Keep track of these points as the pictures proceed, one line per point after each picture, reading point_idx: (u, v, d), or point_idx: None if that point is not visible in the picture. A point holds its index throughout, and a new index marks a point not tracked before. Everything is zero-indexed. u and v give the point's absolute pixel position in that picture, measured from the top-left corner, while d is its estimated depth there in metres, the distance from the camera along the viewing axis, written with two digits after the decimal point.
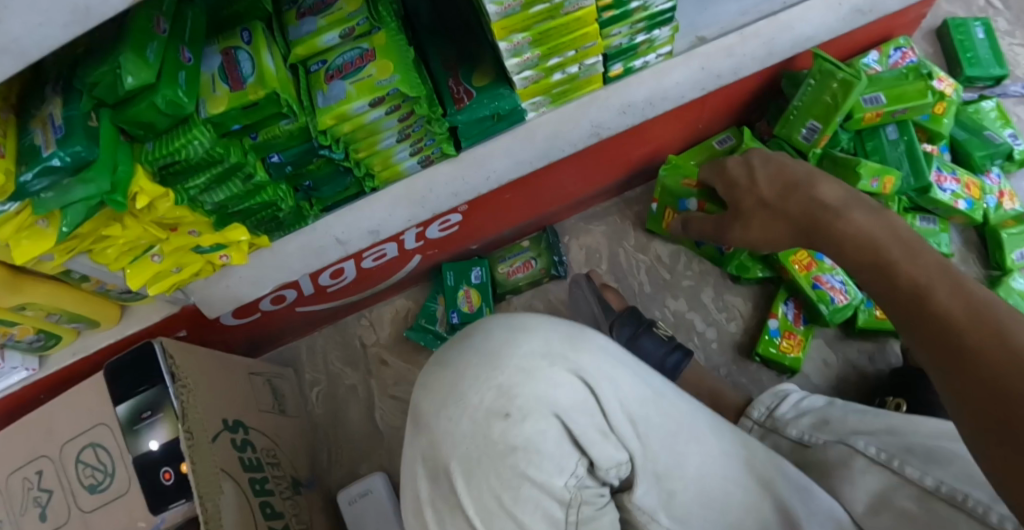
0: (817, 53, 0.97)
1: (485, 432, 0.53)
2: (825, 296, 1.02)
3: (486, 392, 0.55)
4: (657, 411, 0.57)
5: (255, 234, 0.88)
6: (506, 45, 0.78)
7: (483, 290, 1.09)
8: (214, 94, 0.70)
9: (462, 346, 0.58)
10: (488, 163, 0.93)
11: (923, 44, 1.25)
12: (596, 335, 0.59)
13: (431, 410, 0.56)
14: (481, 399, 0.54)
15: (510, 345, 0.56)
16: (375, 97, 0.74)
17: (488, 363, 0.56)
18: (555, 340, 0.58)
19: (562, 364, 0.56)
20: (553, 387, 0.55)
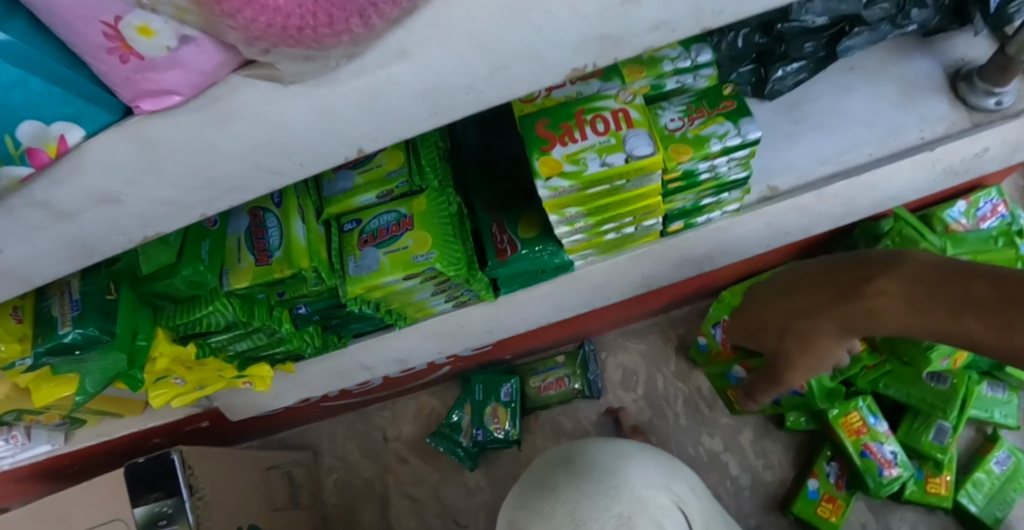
0: (900, 213, 0.89)
1: None
2: (873, 466, 0.94)
3: (607, 520, 0.59)
4: None
5: (281, 364, 0.84)
6: (557, 218, 0.70)
7: (511, 410, 1.05)
8: (238, 264, 0.67)
9: (575, 464, 0.64)
10: (527, 305, 0.87)
11: (1012, 177, 1.14)
12: (682, 477, 0.69)
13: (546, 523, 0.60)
14: (602, 525, 0.59)
15: (620, 472, 0.64)
16: (409, 273, 0.68)
17: (605, 486, 0.61)
18: (654, 472, 0.66)
19: (667, 496, 0.64)
20: (663, 517, 0.62)
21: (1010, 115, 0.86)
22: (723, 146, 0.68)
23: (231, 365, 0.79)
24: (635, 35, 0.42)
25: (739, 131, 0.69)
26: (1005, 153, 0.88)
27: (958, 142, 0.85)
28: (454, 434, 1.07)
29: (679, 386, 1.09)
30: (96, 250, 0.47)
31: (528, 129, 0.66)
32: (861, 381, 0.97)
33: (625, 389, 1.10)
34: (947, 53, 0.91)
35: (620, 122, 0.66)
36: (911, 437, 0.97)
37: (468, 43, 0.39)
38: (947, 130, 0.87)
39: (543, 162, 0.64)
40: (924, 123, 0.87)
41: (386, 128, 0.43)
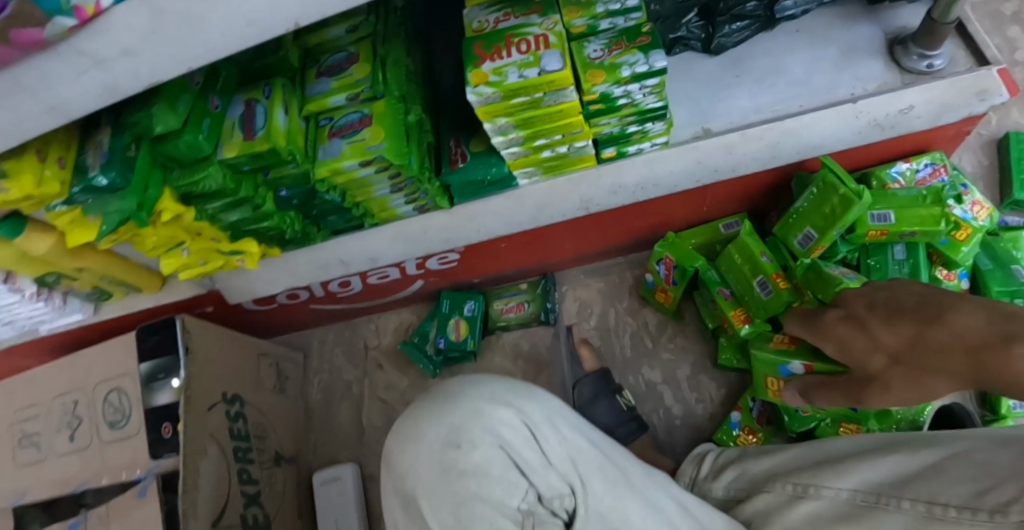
0: (824, 162, 0.94)
1: (443, 458, 0.69)
2: (789, 402, 1.01)
3: (441, 429, 0.70)
4: (587, 453, 0.72)
5: (268, 246, 1.01)
6: (490, 126, 0.84)
7: (472, 323, 1.16)
8: (230, 140, 0.83)
9: (432, 396, 0.74)
10: (479, 219, 0.99)
11: (979, 155, 1.18)
12: (539, 390, 0.75)
13: (400, 448, 0.72)
14: (437, 434, 0.70)
15: (467, 395, 0.73)
16: (364, 159, 0.83)
17: (446, 407, 0.72)
18: (503, 391, 0.74)
19: (509, 407, 0.72)
20: (499, 425, 0.70)
21: (940, 77, 0.92)
22: (632, 72, 0.81)
23: (225, 236, 0.95)
24: None
25: (647, 60, 0.81)
26: (933, 114, 0.93)
27: (881, 97, 0.91)
28: (421, 343, 1.20)
29: (629, 321, 1.18)
30: (111, 97, 0.62)
31: (467, 48, 0.80)
32: None
33: (579, 320, 1.19)
34: (890, 22, 0.98)
35: (541, 44, 0.79)
36: None
37: None
38: (877, 88, 0.93)
39: (474, 73, 0.78)
40: (857, 82, 0.94)
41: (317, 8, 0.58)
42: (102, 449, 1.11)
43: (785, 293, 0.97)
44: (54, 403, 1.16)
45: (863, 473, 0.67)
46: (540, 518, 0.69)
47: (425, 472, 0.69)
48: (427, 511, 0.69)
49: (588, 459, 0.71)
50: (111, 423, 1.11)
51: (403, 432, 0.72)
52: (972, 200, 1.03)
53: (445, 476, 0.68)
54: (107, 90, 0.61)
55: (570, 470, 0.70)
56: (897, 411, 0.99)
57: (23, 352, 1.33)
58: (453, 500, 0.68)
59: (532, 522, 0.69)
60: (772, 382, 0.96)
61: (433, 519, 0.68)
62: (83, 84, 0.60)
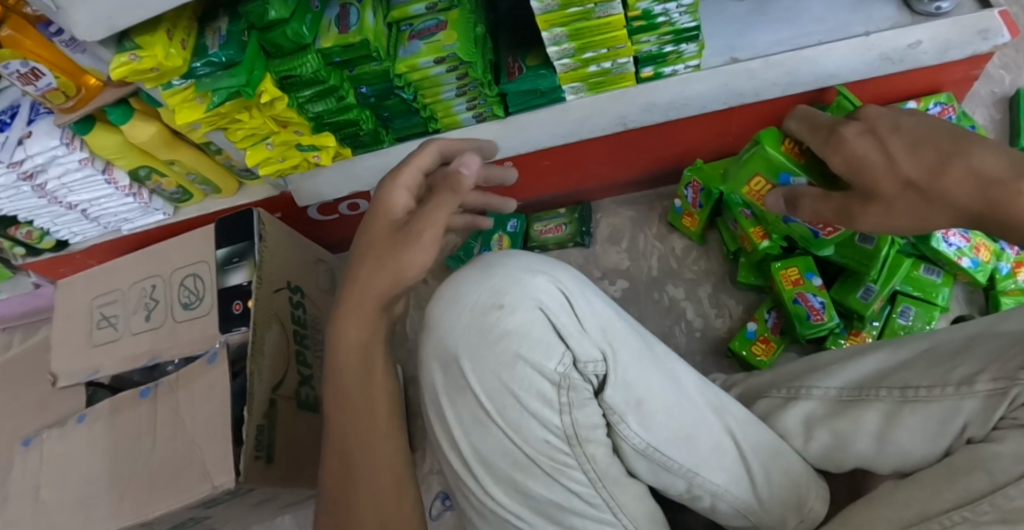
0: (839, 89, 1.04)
1: (484, 319, 0.61)
2: (801, 312, 1.11)
3: (483, 292, 0.62)
4: (621, 332, 0.64)
5: (341, 146, 1.15)
6: (548, 36, 0.97)
7: (514, 239, 1.29)
8: (327, 34, 0.97)
9: (470, 265, 0.66)
10: (529, 130, 1.12)
11: (990, 110, 1.28)
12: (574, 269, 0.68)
13: (437, 314, 0.64)
14: (478, 296, 0.62)
15: (505, 260, 0.65)
16: (438, 56, 0.97)
17: (484, 270, 0.64)
18: (538, 262, 0.66)
19: (546, 277, 0.64)
20: (539, 290, 0.62)
21: (945, 18, 1.04)
22: None
23: (308, 128, 1.10)
24: None
25: None
26: (938, 50, 1.04)
27: (891, 32, 1.04)
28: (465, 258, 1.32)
29: (657, 245, 1.29)
30: None
31: None
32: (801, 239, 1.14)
33: (611, 243, 1.31)
34: None
35: None
36: (842, 293, 1.12)
37: None
38: (889, 26, 1.05)
39: None
40: (870, 21, 1.06)
41: None
42: (174, 327, 1.23)
43: None
44: (132, 288, 1.30)
45: (879, 358, 0.66)
46: (579, 387, 0.61)
47: (464, 333, 0.61)
48: (468, 372, 0.61)
49: (623, 338, 0.64)
50: (184, 305, 1.23)
51: (444, 295, 0.64)
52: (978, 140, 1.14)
53: (483, 338, 0.60)
54: None
55: (608, 340, 0.63)
56: (902, 324, 1.12)
57: (102, 251, 1.47)
58: (495, 362, 0.60)
59: (570, 389, 0.60)
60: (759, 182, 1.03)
61: (475, 380, 0.61)
62: None
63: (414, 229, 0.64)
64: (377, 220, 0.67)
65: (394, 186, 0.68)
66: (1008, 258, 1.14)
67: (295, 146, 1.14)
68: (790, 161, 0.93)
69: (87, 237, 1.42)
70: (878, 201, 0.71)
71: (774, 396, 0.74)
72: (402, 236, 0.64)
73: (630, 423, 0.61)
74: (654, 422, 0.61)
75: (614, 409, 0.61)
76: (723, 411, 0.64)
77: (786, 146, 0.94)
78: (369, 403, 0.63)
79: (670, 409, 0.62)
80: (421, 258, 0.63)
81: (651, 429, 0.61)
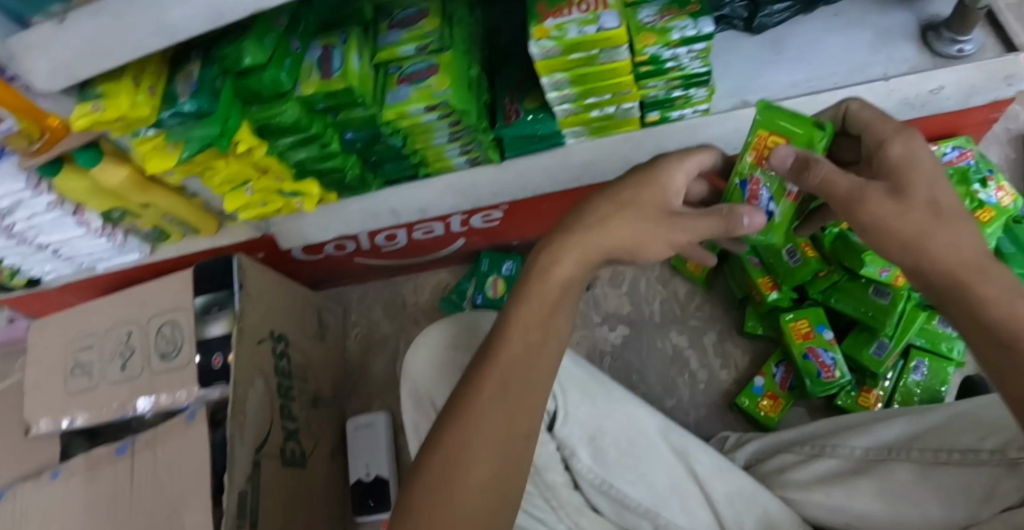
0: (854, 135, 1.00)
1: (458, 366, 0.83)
2: (811, 368, 1.05)
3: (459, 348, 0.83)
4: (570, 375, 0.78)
5: (328, 189, 1.07)
6: (547, 81, 0.91)
7: (509, 281, 1.21)
8: (308, 79, 0.89)
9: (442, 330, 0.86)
10: (526, 175, 1.06)
11: (1007, 148, 1.23)
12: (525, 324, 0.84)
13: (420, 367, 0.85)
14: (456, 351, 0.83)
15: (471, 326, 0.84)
16: (430, 104, 0.90)
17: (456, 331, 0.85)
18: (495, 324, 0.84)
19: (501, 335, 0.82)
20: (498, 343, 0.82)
21: (970, 61, 0.97)
22: (681, 36, 0.87)
23: (288, 175, 1.02)
24: None
25: (696, 26, 0.88)
26: (961, 94, 1.00)
27: (913, 77, 0.98)
28: (458, 301, 1.25)
29: (659, 289, 1.22)
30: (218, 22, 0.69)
31: (531, 6, 0.88)
32: (813, 291, 1.08)
33: (612, 286, 1.24)
34: (924, 9, 1.03)
35: (600, 3, 0.86)
36: (856, 349, 1.06)
37: None
38: (909, 69, 0.99)
39: (536, 29, 0.85)
40: (890, 63, 1.00)
41: None
42: (151, 378, 1.16)
43: (813, 261, 1.04)
44: (107, 334, 1.23)
45: (905, 422, 0.68)
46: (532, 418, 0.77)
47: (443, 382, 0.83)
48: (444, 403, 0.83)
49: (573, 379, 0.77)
50: (162, 355, 1.17)
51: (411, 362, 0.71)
52: (995, 185, 1.10)
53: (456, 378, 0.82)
54: (216, 14, 0.68)
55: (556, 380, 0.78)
56: (917, 379, 1.06)
57: (75, 289, 1.40)
58: None
59: None
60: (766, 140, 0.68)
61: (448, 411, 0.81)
62: (198, 7, 0.67)
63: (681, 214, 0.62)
64: (646, 183, 0.63)
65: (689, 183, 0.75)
66: None
67: (276, 191, 1.07)
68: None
69: (60, 275, 1.34)
70: (895, 197, 0.56)
71: (797, 452, 0.77)
72: (669, 214, 0.62)
73: (582, 454, 0.74)
74: (606, 455, 0.73)
75: (567, 443, 0.75)
76: (683, 455, 0.74)
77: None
78: (544, 339, 0.60)
79: (624, 443, 0.73)
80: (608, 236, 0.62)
81: (602, 459, 0.73)
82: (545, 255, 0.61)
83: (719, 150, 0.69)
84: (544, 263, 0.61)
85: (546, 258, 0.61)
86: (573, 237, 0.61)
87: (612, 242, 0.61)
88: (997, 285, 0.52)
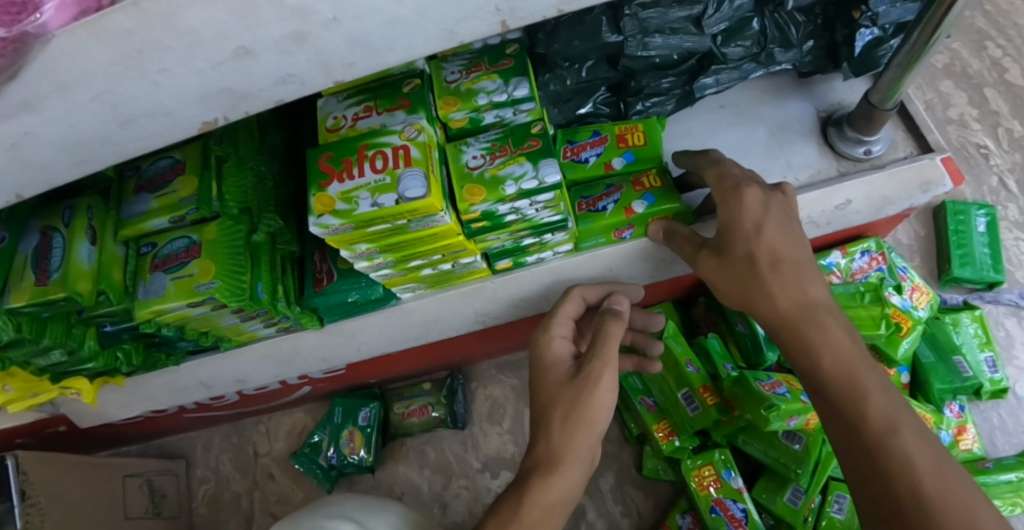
0: None
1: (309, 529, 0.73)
2: (720, 525, 0.88)
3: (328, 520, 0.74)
4: None
5: (110, 375, 0.86)
6: (348, 253, 0.67)
7: (368, 436, 1.04)
8: (19, 284, 0.65)
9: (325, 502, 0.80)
10: (359, 337, 0.86)
11: (915, 225, 1.11)
12: (391, 507, 0.80)
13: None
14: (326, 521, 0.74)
15: (347, 513, 0.77)
16: (191, 301, 0.67)
17: (329, 511, 0.77)
18: (367, 513, 0.77)
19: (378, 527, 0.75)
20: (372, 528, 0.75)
21: (879, 166, 0.81)
22: (518, 188, 0.65)
23: (44, 381, 0.80)
24: (261, 88, 0.42)
25: (537, 172, 0.66)
26: (873, 207, 0.83)
27: (815, 192, 0.80)
28: (313, 455, 1.06)
29: None
30: None
31: (311, 162, 0.64)
32: (716, 434, 0.93)
33: (490, 422, 1.09)
34: (824, 96, 0.86)
35: (399, 159, 0.62)
36: (768, 496, 0.91)
37: (85, 93, 0.38)
38: (810, 178, 0.82)
39: (317, 198, 0.62)
40: (788, 170, 0.83)
41: (38, 175, 0.43)
42: None
43: (713, 409, 0.89)
44: None
45: None
46: None
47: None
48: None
49: None
50: None
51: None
52: (911, 286, 0.95)
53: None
54: None
55: None
56: (839, 520, 0.88)
57: None
58: None
59: None
60: (634, 132, 0.80)
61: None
62: None
63: (591, 372, 0.65)
64: (548, 374, 0.68)
65: (550, 337, 0.72)
66: (950, 425, 0.93)
67: (45, 381, 0.80)
68: (610, 149, 0.80)
69: None
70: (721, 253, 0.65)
71: None
72: (582, 383, 0.64)
73: None
74: None
75: None
76: None
77: (626, 135, 0.81)
78: (545, 518, 0.62)
79: None
80: (602, 399, 0.65)
81: None
82: (541, 487, 0.62)
83: (580, 292, 0.79)
84: (544, 480, 0.62)
85: (546, 474, 0.63)
86: (570, 447, 0.63)
87: (604, 409, 0.64)
88: (925, 454, 0.48)
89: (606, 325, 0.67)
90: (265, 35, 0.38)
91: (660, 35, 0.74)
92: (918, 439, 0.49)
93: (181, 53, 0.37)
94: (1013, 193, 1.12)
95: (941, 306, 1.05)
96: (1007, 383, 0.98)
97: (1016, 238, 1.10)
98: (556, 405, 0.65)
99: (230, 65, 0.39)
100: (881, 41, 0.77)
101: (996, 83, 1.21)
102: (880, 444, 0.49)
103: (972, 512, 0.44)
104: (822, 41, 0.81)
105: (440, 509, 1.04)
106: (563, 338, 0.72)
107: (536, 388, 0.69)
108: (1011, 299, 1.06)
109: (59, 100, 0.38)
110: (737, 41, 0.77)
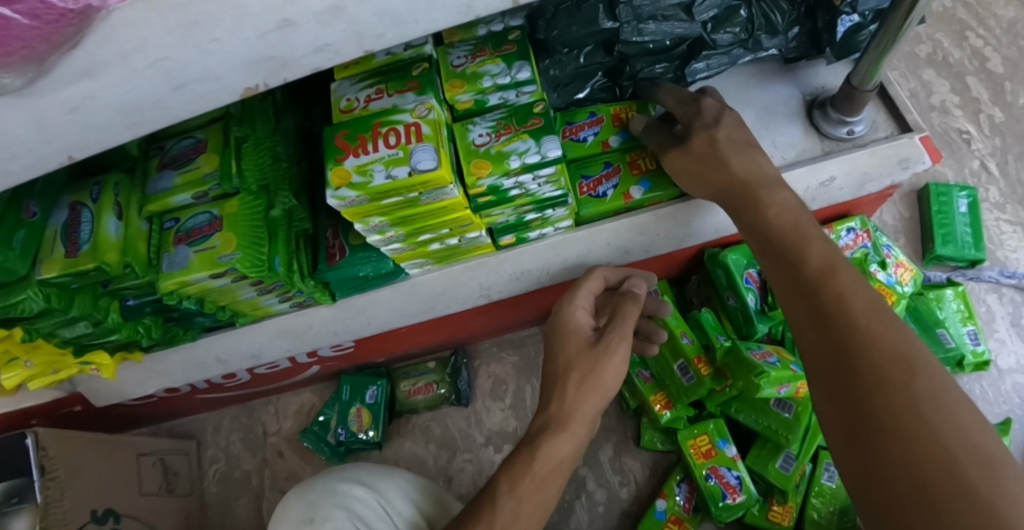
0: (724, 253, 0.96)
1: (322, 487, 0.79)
2: (715, 491, 0.92)
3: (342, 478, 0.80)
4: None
5: (129, 351, 0.90)
6: (363, 226, 0.71)
7: (376, 412, 1.08)
8: (51, 255, 0.68)
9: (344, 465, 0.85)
10: (369, 311, 0.90)
11: (899, 206, 1.16)
12: (403, 472, 0.84)
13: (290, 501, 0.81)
14: (341, 478, 0.80)
15: (363, 473, 0.82)
16: (213, 272, 0.70)
17: (345, 473, 0.82)
18: (380, 473, 0.82)
19: (387, 481, 0.80)
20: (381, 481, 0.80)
21: (860, 145, 0.86)
22: (522, 162, 0.70)
23: (66, 356, 0.83)
24: (300, 56, 0.46)
25: (539, 148, 0.70)
26: (855, 183, 0.90)
27: (802, 169, 0.85)
28: (322, 432, 1.09)
29: None
30: None
31: (328, 139, 0.68)
32: (711, 404, 0.97)
33: (494, 398, 1.13)
34: (810, 80, 0.91)
35: (412, 135, 0.66)
36: (761, 463, 0.95)
37: (142, 60, 0.42)
38: (796, 157, 0.87)
39: (335, 172, 0.65)
40: (775, 149, 0.87)
41: (91, 138, 0.47)
42: None
43: (707, 379, 0.94)
44: None
45: None
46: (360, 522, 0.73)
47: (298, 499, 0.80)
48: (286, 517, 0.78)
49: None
50: None
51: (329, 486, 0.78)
52: (895, 263, 1.00)
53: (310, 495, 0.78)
54: None
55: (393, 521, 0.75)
56: (829, 487, 0.93)
57: None
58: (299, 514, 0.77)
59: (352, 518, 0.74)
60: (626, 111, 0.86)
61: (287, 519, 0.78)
62: None
63: (609, 344, 0.70)
64: (569, 340, 0.73)
65: (574, 307, 0.76)
66: None
67: (69, 355, 0.83)
68: (606, 127, 0.85)
69: None
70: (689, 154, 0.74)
71: None
72: (599, 351, 0.69)
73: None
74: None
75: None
76: None
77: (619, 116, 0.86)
78: (543, 468, 0.66)
79: None
80: (614, 370, 0.70)
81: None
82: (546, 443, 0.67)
83: (603, 272, 0.85)
84: (555, 438, 0.67)
85: (557, 431, 0.67)
86: (579, 409, 0.68)
87: (614, 378, 0.70)
88: (860, 294, 0.52)
89: (628, 306, 0.74)
90: (306, 9, 0.42)
91: (653, 21, 0.78)
92: (856, 283, 0.53)
93: (231, 24, 0.41)
94: (993, 175, 1.18)
95: (924, 282, 1.09)
96: (988, 355, 1.03)
97: (996, 218, 1.15)
98: (573, 368, 0.69)
99: (274, 36, 0.43)
100: (860, 27, 0.83)
101: (976, 71, 1.26)
102: (821, 286, 0.54)
103: (905, 336, 0.47)
104: (806, 28, 0.86)
105: (446, 482, 1.08)
106: (585, 310, 0.77)
107: (554, 349, 0.73)
108: (991, 276, 1.10)
109: (119, 67, 0.41)
110: (725, 27, 0.81)
